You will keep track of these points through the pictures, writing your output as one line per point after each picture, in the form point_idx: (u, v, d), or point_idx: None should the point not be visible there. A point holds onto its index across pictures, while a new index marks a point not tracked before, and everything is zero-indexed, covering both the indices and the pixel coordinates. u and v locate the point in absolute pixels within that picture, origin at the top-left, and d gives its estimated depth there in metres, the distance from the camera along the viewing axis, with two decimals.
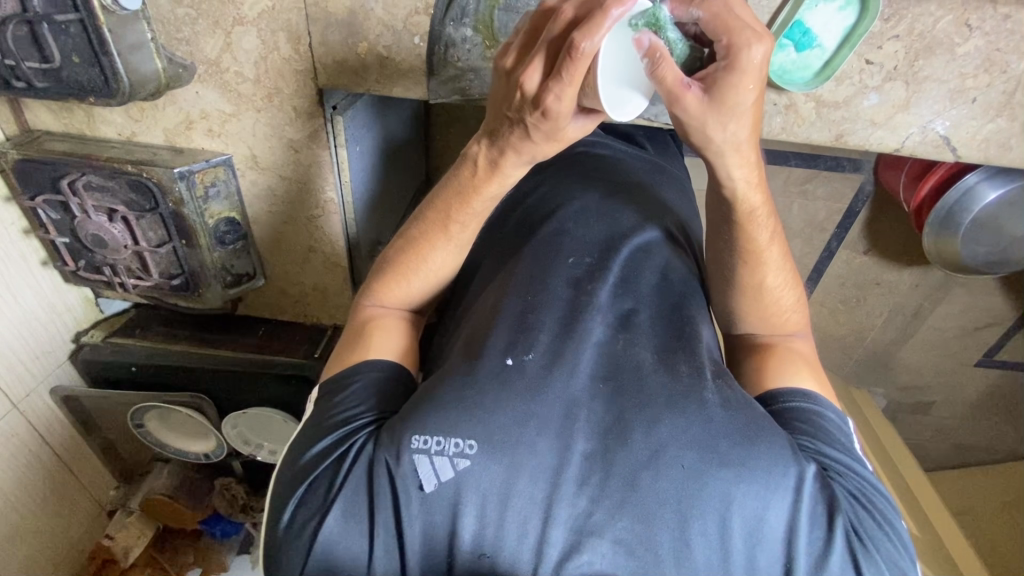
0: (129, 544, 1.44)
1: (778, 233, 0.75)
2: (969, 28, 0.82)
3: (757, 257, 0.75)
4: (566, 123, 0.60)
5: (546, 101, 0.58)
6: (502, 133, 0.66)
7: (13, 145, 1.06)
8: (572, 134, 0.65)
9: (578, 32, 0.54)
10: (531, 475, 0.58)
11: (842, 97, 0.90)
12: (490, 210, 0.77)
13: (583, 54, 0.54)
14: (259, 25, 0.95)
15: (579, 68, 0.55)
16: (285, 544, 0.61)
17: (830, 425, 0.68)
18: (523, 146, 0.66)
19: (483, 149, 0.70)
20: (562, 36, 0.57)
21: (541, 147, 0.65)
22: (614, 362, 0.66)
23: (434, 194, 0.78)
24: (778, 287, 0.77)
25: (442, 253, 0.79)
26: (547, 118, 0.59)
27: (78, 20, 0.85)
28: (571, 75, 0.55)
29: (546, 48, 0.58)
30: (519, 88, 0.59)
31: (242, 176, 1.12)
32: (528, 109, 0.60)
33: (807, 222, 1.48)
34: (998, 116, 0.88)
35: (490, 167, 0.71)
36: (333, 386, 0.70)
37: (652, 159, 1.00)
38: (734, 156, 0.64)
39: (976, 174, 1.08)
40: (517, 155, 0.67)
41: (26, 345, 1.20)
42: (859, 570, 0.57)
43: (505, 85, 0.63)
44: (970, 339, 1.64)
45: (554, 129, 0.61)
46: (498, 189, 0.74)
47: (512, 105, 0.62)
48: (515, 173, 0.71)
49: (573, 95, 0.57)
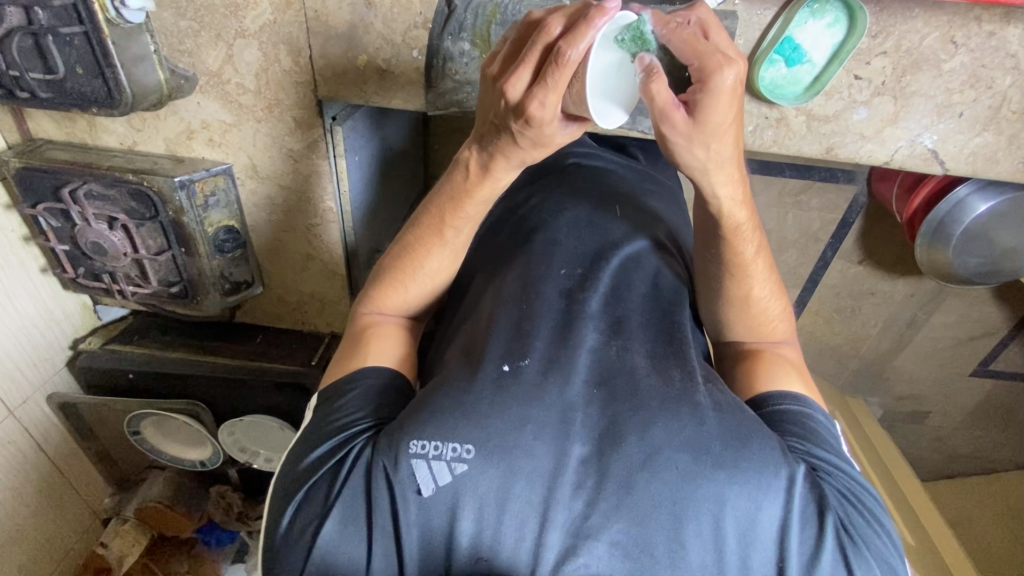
0: (124, 552, 1.45)
1: (763, 243, 0.77)
2: (954, 45, 0.83)
3: (746, 270, 0.76)
4: (551, 130, 0.61)
5: (530, 108, 0.59)
6: (493, 141, 0.68)
7: (14, 153, 1.07)
8: (562, 140, 0.65)
9: (563, 41, 0.56)
10: (527, 478, 0.59)
11: (832, 111, 0.91)
12: (485, 214, 0.78)
13: (569, 61, 0.56)
14: (260, 38, 0.97)
15: (563, 75, 0.57)
16: (284, 547, 0.62)
17: (818, 427, 0.69)
18: (511, 152, 0.67)
19: (474, 154, 0.71)
20: (546, 42, 0.58)
21: (535, 153, 0.67)
22: (608, 369, 0.67)
23: (429, 201, 0.79)
24: (766, 297, 0.78)
25: (438, 259, 0.80)
26: (531, 125, 0.61)
27: (83, 32, 0.86)
28: (555, 81, 0.57)
29: (533, 56, 0.59)
30: (504, 96, 0.60)
31: (242, 185, 1.13)
32: (512, 117, 0.62)
33: (801, 233, 1.50)
34: (986, 130, 0.89)
35: (482, 171, 0.72)
36: (332, 393, 0.71)
37: (645, 170, 1.02)
38: (720, 174, 0.65)
39: (966, 186, 1.09)
40: (507, 160, 0.69)
41: (24, 351, 1.21)
42: (851, 566, 0.58)
43: (491, 92, 0.64)
44: (964, 349, 1.66)
45: (539, 135, 0.62)
46: (490, 193, 0.75)
47: (498, 113, 0.63)
48: (508, 177, 0.72)
49: (555, 102, 0.58)
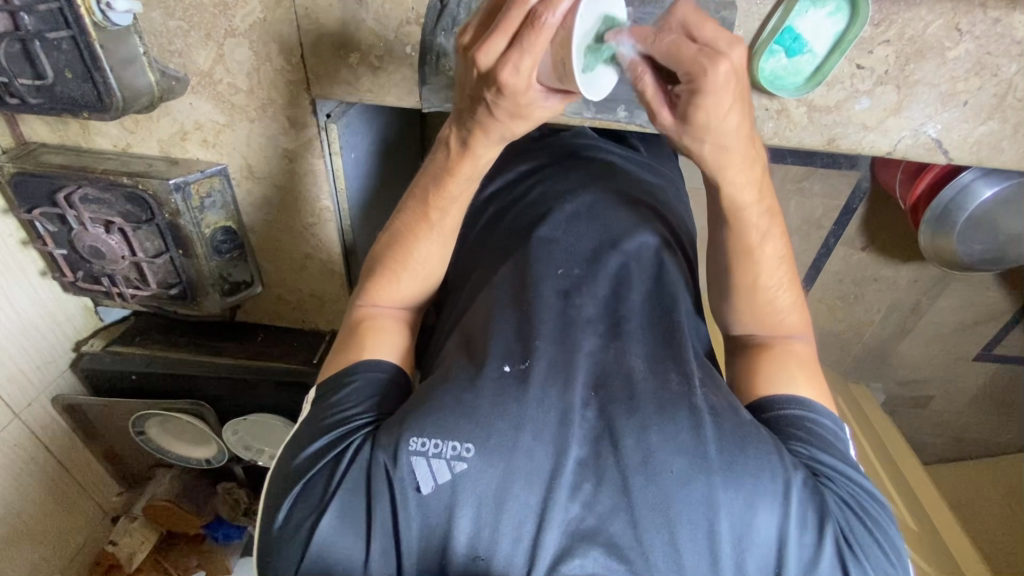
0: (133, 549, 1.46)
1: (775, 229, 0.74)
2: (959, 33, 0.82)
3: (751, 256, 0.74)
4: (526, 99, 0.57)
5: (503, 74, 0.55)
6: (470, 114, 0.64)
7: (8, 158, 1.06)
8: (543, 114, 0.61)
9: (541, 5, 0.52)
10: (526, 481, 0.58)
11: (833, 101, 0.90)
12: (470, 195, 0.76)
13: (546, 25, 0.52)
14: (251, 36, 0.95)
15: (540, 39, 0.53)
16: (280, 543, 0.61)
17: (823, 431, 0.68)
18: (491, 126, 0.63)
19: (454, 130, 0.69)
20: (523, 7, 0.53)
21: (514, 127, 0.63)
22: (605, 371, 0.66)
23: (416, 185, 0.78)
24: (775, 287, 0.76)
25: (429, 246, 0.78)
26: (504, 94, 0.57)
27: (70, 37, 0.85)
28: (531, 44, 0.53)
29: (507, 24, 0.54)
30: (476, 64, 0.56)
31: (237, 186, 1.12)
32: (486, 87, 0.58)
33: (803, 220, 1.48)
34: (990, 119, 0.88)
35: (462, 148, 0.69)
36: (330, 386, 0.70)
37: (646, 162, 1.00)
38: (734, 153, 0.63)
39: (971, 172, 1.08)
40: (486, 135, 0.65)
41: (28, 355, 1.21)
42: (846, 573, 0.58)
43: (464, 62, 0.60)
44: (968, 333, 1.65)
45: (515, 106, 0.58)
46: (472, 170, 0.72)
47: (473, 83, 0.59)
48: (488, 153, 0.69)
49: (530, 69, 0.55)
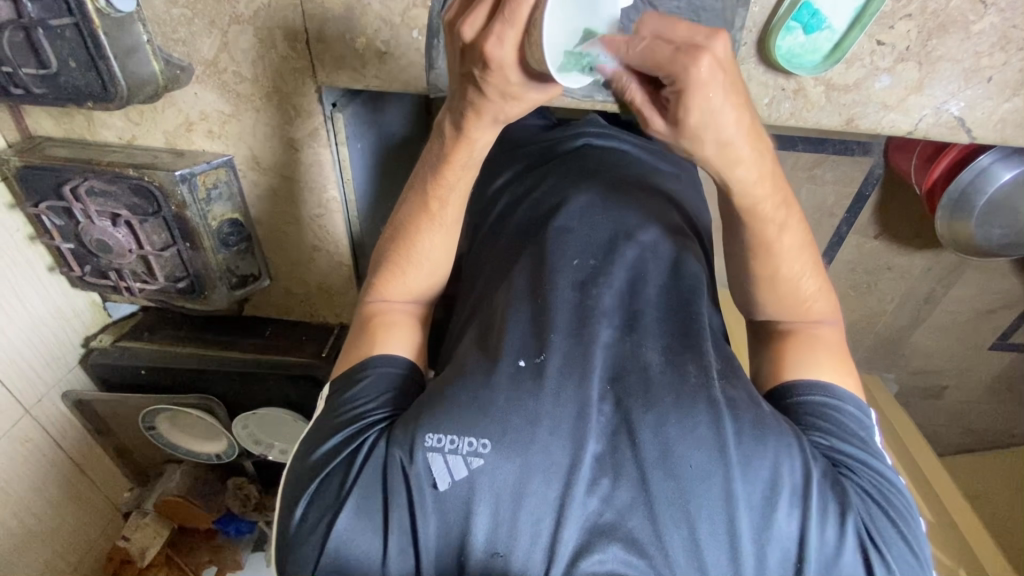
0: (145, 544, 1.43)
1: (792, 218, 0.70)
2: (984, 5, 0.80)
3: (768, 249, 0.70)
4: (515, 78, 0.56)
5: (486, 46, 0.53)
6: (461, 95, 0.62)
7: (15, 152, 1.06)
8: (533, 97, 0.58)
9: None
10: (543, 476, 0.57)
11: (852, 80, 0.87)
12: (468, 182, 0.74)
13: None
14: (256, 23, 0.94)
15: (521, 10, 0.51)
16: (296, 542, 0.60)
17: (846, 420, 0.66)
18: (485, 108, 0.62)
19: (447, 113, 0.67)
20: None
21: (506, 108, 0.61)
22: (623, 363, 0.65)
23: (413, 177, 0.77)
24: (797, 275, 0.73)
25: (430, 238, 0.77)
26: (490, 69, 0.55)
27: (73, 24, 0.84)
28: (514, 15, 0.51)
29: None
30: (461, 36, 0.55)
31: (243, 177, 1.11)
32: (473, 63, 0.56)
33: (815, 208, 1.45)
34: (1015, 95, 0.86)
35: (456, 132, 0.67)
36: (342, 382, 0.69)
37: (659, 150, 0.98)
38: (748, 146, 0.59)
39: (988, 155, 1.06)
40: (478, 117, 0.63)
41: (38, 350, 1.20)
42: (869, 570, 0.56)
43: (450, 38, 0.58)
44: (984, 322, 1.62)
45: (503, 83, 0.57)
46: (469, 157, 0.70)
47: (462, 62, 0.58)
48: (484, 137, 0.67)
49: (516, 40, 0.52)
